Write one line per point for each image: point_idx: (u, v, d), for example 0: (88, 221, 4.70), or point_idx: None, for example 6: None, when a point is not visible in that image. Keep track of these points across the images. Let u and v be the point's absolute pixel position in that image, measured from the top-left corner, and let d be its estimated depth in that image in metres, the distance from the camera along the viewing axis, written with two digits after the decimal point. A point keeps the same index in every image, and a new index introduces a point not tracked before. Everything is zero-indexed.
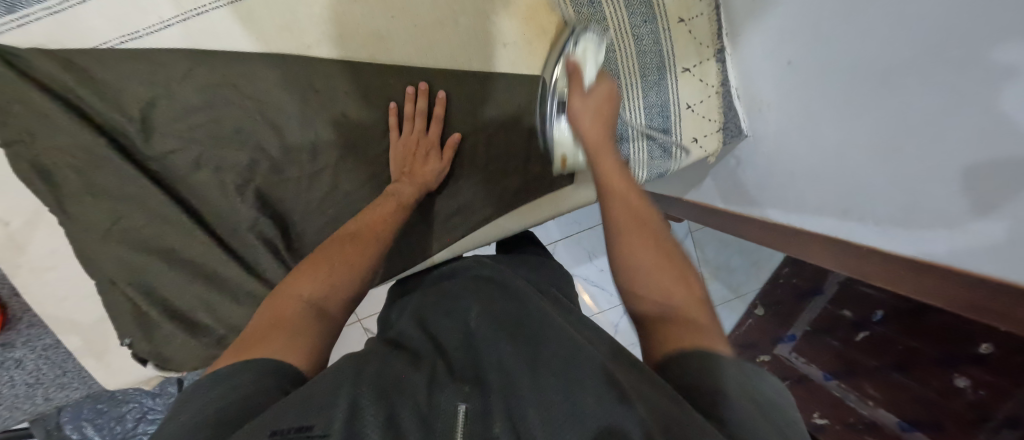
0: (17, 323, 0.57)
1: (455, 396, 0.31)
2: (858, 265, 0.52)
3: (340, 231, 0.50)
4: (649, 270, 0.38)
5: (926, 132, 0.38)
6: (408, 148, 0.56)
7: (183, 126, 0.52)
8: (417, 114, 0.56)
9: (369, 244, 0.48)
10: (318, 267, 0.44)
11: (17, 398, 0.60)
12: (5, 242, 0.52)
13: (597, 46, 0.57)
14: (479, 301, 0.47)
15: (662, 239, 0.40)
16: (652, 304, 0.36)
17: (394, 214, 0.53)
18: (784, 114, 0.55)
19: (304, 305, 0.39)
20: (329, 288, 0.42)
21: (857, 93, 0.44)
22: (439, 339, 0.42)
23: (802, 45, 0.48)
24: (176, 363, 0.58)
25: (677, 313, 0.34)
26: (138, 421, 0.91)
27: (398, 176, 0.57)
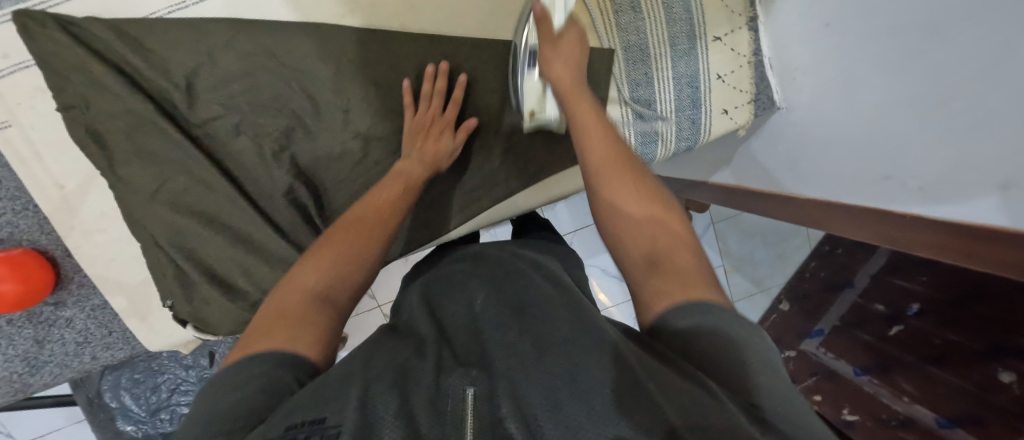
0: (70, 283, 0.60)
1: (463, 381, 0.31)
2: (899, 234, 0.49)
3: (344, 218, 0.47)
4: (640, 221, 0.39)
5: (972, 85, 0.36)
6: (421, 126, 0.55)
7: (224, 93, 0.54)
8: (435, 94, 0.56)
9: (378, 228, 0.45)
10: (323, 253, 0.41)
11: (66, 356, 0.62)
12: (60, 203, 0.56)
13: (564, 3, 0.55)
14: (487, 290, 0.46)
15: (644, 184, 0.41)
16: (640, 250, 0.37)
17: (402, 196, 0.50)
18: (819, 79, 0.54)
19: (314, 298, 0.36)
20: (335, 276, 0.39)
21: (897, 45, 0.43)
22: (448, 325, 0.42)
23: (842, 4, 0.47)
24: (213, 326, 0.61)
25: (668, 255, 0.35)
26: (173, 392, 0.95)
27: (407, 152, 0.55)
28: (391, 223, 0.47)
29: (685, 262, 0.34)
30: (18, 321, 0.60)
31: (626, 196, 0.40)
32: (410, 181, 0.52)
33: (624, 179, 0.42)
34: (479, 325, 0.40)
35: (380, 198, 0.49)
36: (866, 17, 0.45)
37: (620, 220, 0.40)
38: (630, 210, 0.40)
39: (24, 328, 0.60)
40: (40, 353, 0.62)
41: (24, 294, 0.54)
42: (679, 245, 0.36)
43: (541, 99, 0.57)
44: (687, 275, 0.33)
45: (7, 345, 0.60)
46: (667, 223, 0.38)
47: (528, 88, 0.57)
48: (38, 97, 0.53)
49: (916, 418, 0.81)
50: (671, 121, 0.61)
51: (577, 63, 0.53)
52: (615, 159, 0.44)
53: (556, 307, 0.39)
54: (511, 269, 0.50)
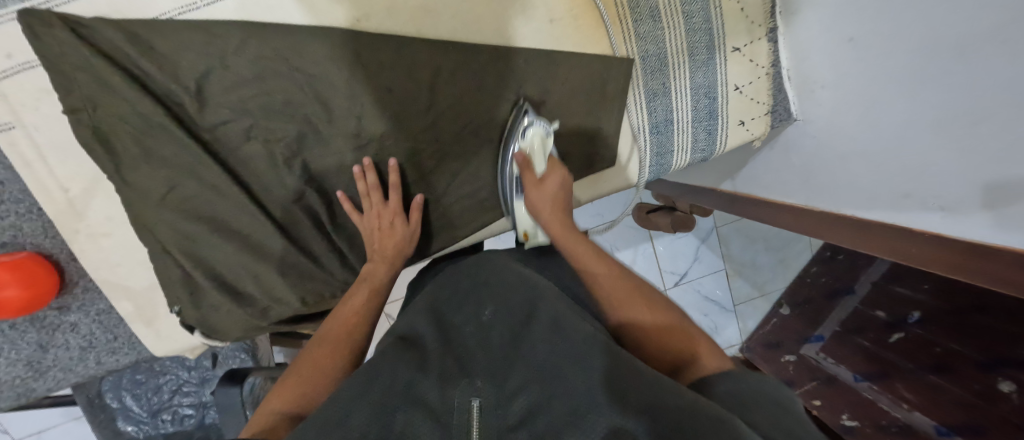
0: (74, 287, 0.59)
1: (469, 394, 0.33)
2: (910, 252, 0.50)
3: (318, 334, 0.51)
4: (652, 330, 0.42)
5: (993, 108, 0.37)
6: (373, 225, 0.58)
7: (235, 98, 0.53)
8: (372, 189, 0.57)
9: (346, 341, 0.49)
10: (295, 375, 0.44)
11: (71, 361, 0.61)
12: (65, 207, 0.54)
13: (546, 132, 0.57)
14: (492, 298, 0.46)
15: (648, 296, 0.46)
16: (664, 362, 0.39)
17: (368, 303, 0.54)
18: (841, 93, 0.53)
19: (281, 417, 0.39)
20: (306, 390, 0.42)
21: (917, 63, 0.43)
22: (453, 335, 0.42)
23: (865, 18, 0.47)
24: (222, 332, 0.60)
25: (692, 359, 0.38)
26: (174, 393, 0.94)
27: (371, 257, 0.58)
28: (360, 332, 0.50)
29: (710, 361, 0.38)
30: (21, 326, 0.59)
31: (633, 310, 0.44)
32: (376, 285, 0.55)
33: (624, 293, 0.46)
34: (489, 334, 0.41)
35: (349, 307, 0.53)
36: (888, 32, 0.45)
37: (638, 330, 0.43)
38: (643, 322, 0.43)
39: (27, 333, 0.59)
40: (44, 358, 0.61)
41: (28, 300, 0.54)
42: (697, 346, 0.40)
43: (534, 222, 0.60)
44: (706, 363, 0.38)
45: (10, 350, 0.59)
46: (680, 332, 0.42)
47: (519, 217, 0.60)
48: (43, 99, 0.51)
49: (915, 425, 0.81)
50: (687, 132, 0.61)
51: (562, 199, 0.57)
52: (618, 280, 0.48)
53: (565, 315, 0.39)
54: (514, 275, 0.50)
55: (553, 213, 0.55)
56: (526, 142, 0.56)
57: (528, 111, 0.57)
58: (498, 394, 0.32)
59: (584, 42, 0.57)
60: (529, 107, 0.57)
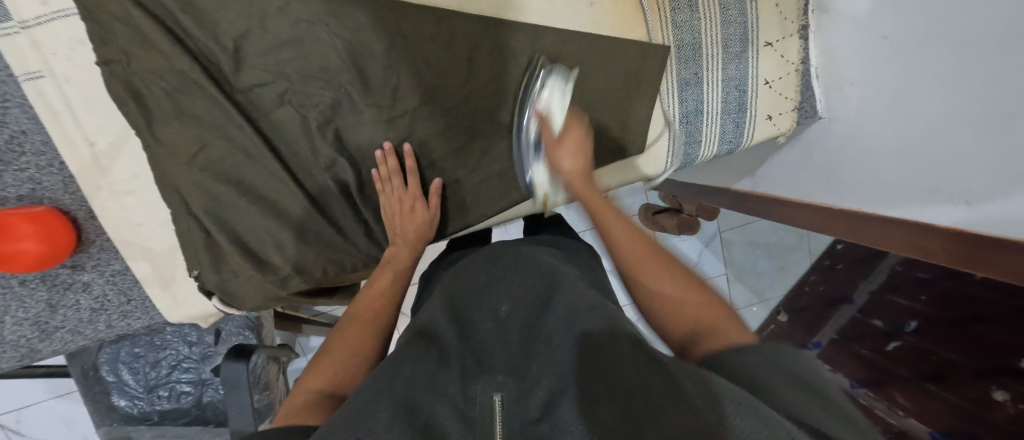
0: (90, 246, 0.58)
1: (490, 387, 0.31)
2: (926, 245, 0.51)
3: (346, 314, 0.50)
4: (675, 297, 0.39)
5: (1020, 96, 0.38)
6: (394, 208, 0.58)
7: (273, 61, 0.53)
8: (393, 173, 0.57)
9: (374, 324, 0.48)
10: (326, 355, 0.43)
11: (80, 323, 0.60)
12: (89, 162, 0.53)
13: (563, 91, 0.56)
14: (504, 294, 0.45)
15: (676, 272, 0.42)
16: (676, 321, 0.38)
17: (393, 283, 0.54)
18: (871, 91, 0.55)
19: (322, 394, 0.38)
20: (340, 372, 0.41)
21: (948, 54, 0.44)
22: (469, 327, 0.41)
23: (900, 12, 0.49)
24: (240, 300, 0.59)
25: (712, 331, 0.35)
26: (173, 369, 0.91)
27: (392, 241, 0.58)
28: (386, 316, 0.50)
29: (730, 334, 0.34)
30: (32, 283, 0.57)
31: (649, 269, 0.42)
32: (400, 268, 0.56)
33: (646, 255, 0.44)
34: (507, 332, 0.40)
35: (374, 290, 0.52)
36: (920, 25, 0.47)
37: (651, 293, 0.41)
38: (658, 278, 0.41)
39: (37, 291, 0.57)
40: (52, 318, 0.59)
41: (45, 254, 0.52)
42: (720, 320, 0.36)
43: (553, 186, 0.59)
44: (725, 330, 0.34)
45: (19, 308, 0.57)
46: (705, 304, 0.38)
47: (536, 183, 0.59)
48: (76, 49, 0.50)
49: (909, 431, 0.80)
50: (716, 122, 0.62)
51: (582, 155, 0.56)
52: (642, 250, 0.45)
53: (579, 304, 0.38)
54: (527, 270, 0.49)
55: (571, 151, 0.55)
56: (543, 99, 0.57)
57: (543, 72, 0.57)
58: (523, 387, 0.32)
59: (622, 28, 0.58)
60: (547, 74, 0.57)
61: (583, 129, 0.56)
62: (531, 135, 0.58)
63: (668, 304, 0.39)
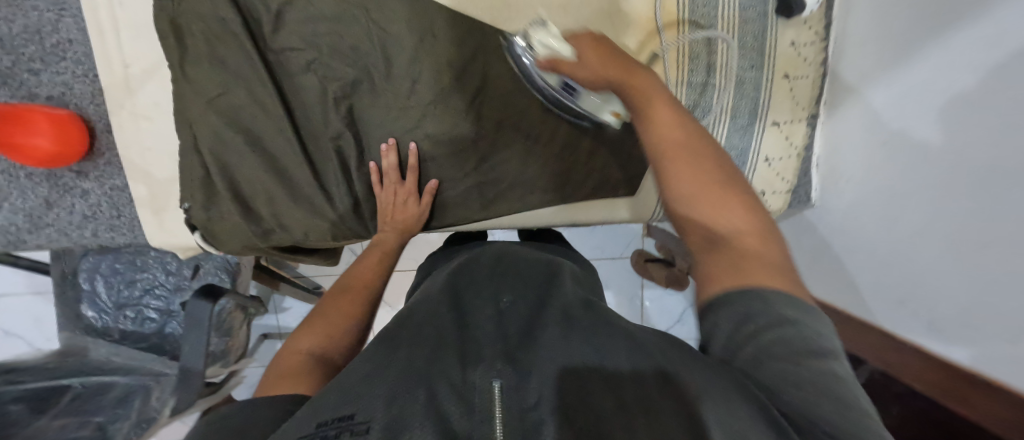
0: (98, 158, 0.61)
1: (489, 374, 0.31)
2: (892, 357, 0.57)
3: (334, 286, 0.54)
4: (705, 203, 0.36)
5: (998, 252, 0.40)
6: (388, 199, 0.61)
7: (309, 30, 0.56)
8: (391, 168, 0.60)
9: (363, 294, 0.53)
10: (315, 323, 0.47)
11: (70, 225, 0.62)
12: (120, 81, 0.57)
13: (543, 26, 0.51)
14: (504, 288, 0.46)
15: (722, 181, 0.37)
16: (700, 233, 0.36)
17: (380, 264, 0.58)
18: (860, 191, 0.56)
19: (314, 357, 0.42)
20: (327, 340, 0.45)
21: (935, 184, 0.46)
22: (470, 313, 0.41)
23: (899, 130, 0.50)
24: (221, 241, 0.61)
25: (734, 245, 0.33)
26: (145, 293, 0.93)
27: (382, 224, 0.62)
28: (375, 287, 0.55)
29: (754, 265, 0.31)
30: (35, 178, 0.60)
31: (685, 170, 0.37)
32: (386, 250, 0.60)
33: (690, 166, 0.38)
34: (505, 319, 0.40)
35: (362, 268, 0.57)
36: (916, 150, 0.48)
37: (682, 202, 0.37)
38: (688, 181, 0.37)
39: (38, 187, 0.61)
40: (46, 215, 0.62)
41: (54, 154, 0.55)
42: (746, 232, 0.34)
43: (604, 101, 0.55)
44: (752, 261, 0.32)
45: (19, 198, 0.61)
46: (738, 212, 0.35)
47: (587, 107, 0.56)
48: None
49: None
50: None
51: (607, 56, 0.47)
52: (676, 149, 0.39)
53: (574, 313, 0.39)
54: (532, 274, 0.50)
55: (592, 46, 0.47)
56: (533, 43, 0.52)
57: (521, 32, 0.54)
58: (518, 378, 0.30)
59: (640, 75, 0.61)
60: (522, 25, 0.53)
61: (596, 37, 0.48)
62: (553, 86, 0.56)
63: (697, 219, 0.36)
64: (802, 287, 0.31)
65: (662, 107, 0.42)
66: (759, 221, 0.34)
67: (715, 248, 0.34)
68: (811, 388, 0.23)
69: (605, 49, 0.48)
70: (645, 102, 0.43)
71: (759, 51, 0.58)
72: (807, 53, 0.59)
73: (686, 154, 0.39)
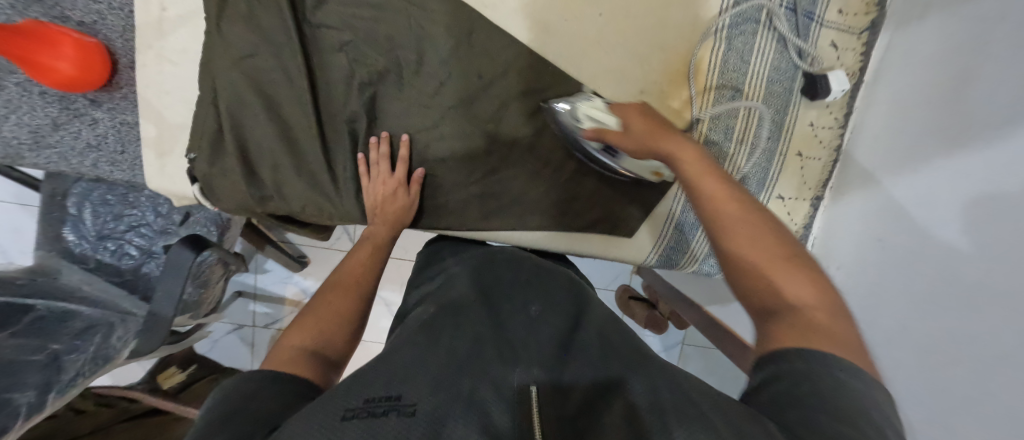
0: (115, 91, 0.61)
1: (524, 373, 0.34)
2: None
3: (325, 281, 0.55)
4: (771, 276, 0.37)
5: (977, 367, 0.40)
6: (377, 191, 0.60)
7: (350, 13, 0.57)
8: (382, 158, 0.60)
9: (353, 290, 0.54)
10: (305, 321, 0.48)
11: (72, 150, 0.62)
12: (154, 22, 0.57)
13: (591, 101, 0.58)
14: (535, 299, 0.50)
15: (787, 251, 0.39)
16: (767, 300, 0.37)
17: (372, 259, 0.59)
18: (849, 280, 0.57)
19: (306, 352, 0.43)
20: (317, 335, 0.46)
21: (927, 289, 0.46)
22: (505, 320, 0.45)
23: (903, 228, 0.50)
24: (218, 197, 0.61)
25: (804, 313, 0.34)
26: (130, 229, 0.93)
27: (371, 216, 0.62)
28: (368, 282, 0.56)
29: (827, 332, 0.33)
30: (49, 97, 0.60)
31: (742, 242, 0.40)
32: (379, 243, 0.60)
33: (749, 234, 0.40)
34: (536, 326, 0.44)
35: (354, 261, 0.58)
36: (914, 252, 0.48)
37: (749, 286, 0.38)
38: (754, 258, 0.39)
39: (50, 106, 0.61)
40: (51, 135, 0.62)
41: (75, 78, 0.56)
42: (814, 303, 0.35)
43: (649, 161, 0.58)
44: (821, 333, 0.33)
45: (28, 113, 0.61)
46: (804, 281, 0.36)
47: (632, 166, 0.59)
48: None
49: None
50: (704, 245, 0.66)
51: (658, 126, 0.52)
52: (737, 215, 0.41)
53: (611, 338, 0.42)
54: (560, 290, 0.53)
55: (643, 119, 0.53)
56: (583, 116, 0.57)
57: (561, 102, 0.59)
58: (552, 381, 0.34)
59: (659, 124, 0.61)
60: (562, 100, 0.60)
61: (644, 106, 0.54)
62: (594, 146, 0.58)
63: (765, 289, 0.37)
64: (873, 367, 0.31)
65: (708, 172, 0.46)
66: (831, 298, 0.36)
67: (790, 313, 0.35)
68: (835, 407, 0.26)
69: (652, 117, 0.53)
70: (702, 168, 0.46)
71: (778, 124, 0.59)
72: (824, 135, 0.60)
73: (748, 222, 0.41)
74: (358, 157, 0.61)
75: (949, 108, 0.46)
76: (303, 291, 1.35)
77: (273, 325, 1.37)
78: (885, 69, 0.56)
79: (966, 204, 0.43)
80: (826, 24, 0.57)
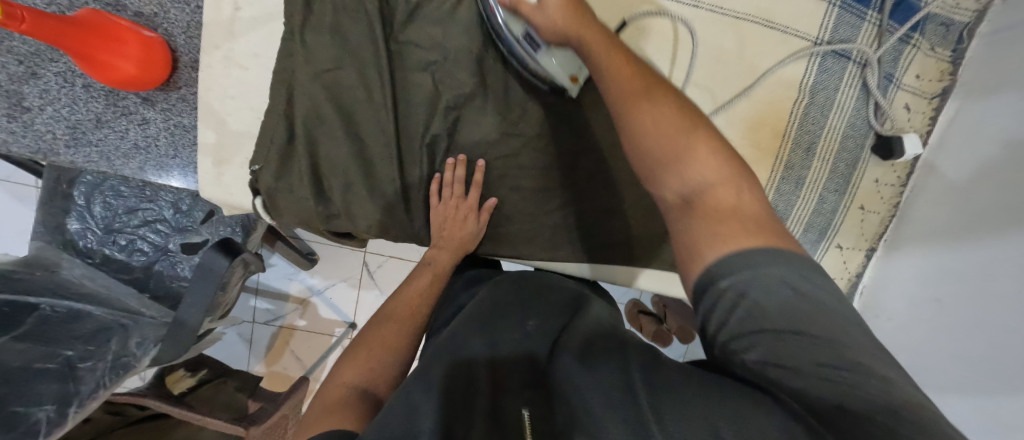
0: (172, 91, 0.56)
1: (520, 402, 0.34)
2: None
3: (381, 310, 0.54)
4: (690, 166, 0.35)
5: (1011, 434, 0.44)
6: (446, 213, 0.59)
7: (440, 31, 0.55)
8: (457, 181, 0.58)
9: (407, 323, 0.51)
10: (358, 354, 0.46)
11: (116, 150, 0.57)
12: (225, 22, 0.53)
13: None
14: (535, 311, 0.47)
15: (699, 129, 0.36)
16: (681, 188, 0.35)
17: (431, 287, 0.57)
18: (900, 331, 0.61)
19: (354, 391, 0.41)
20: (367, 373, 0.44)
21: (974, 354, 0.50)
22: (499, 338, 0.42)
23: (956, 292, 0.54)
24: (280, 213, 0.57)
25: (714, 194, 0.33)
26: (145, 224, 0.84)
27: (436, 242, 0.60)
28: (423, 313, 0.54)
29: (753, 233, 0.31)
30: (94, 91, 0.55)
31: (656, 135, 0.36)
32: (438, 271, 0.58)
33: (670, 118, 0.37)
34: (530, 341, 0.42)
35: (411, 289, 0.56)
36: (970, 315, 0.51)
37: (660, 178, 0.36)
38: (664, 147, 0.36)
39: (94, 101, 0.55)
40: (92, 132, 0.56)
41: (137, 77, 0.51)
42: (724, 182, 0.34)
43: (576, 61, 0.53)
44: (738, 220, 0.32)
45: (66, 107, 0.55)
46: (714, 161, 0.35)
47: (553, 67, 0.53)
48: None
49: None
50: None
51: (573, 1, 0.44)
52: (661, 103, 0.38)
53: (596, 343, 0.40)
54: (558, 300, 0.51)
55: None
56: None
57: None
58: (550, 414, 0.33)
59: None
60: None
61: None
62: (513, 32, 0.50)
63: (677, 177, 0.35)
64: (770, 235, 0.31)
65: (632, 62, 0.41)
66: (734, 171, 0.35)
67: (698, 198, 0.34)
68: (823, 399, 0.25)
69: None
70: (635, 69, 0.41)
71: (845, 178, 0.62)
72: (885, 192, 0.64)
73: (661, 103, 0.38)
74: (434, 176, 0.60)
75: (1009, 188, 0.49)
76: (309, 289, 1.16)
77: (274, 322, 1.17)
78: (952, 136, 0.59)
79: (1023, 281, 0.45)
80: (904, 87, 0.60)
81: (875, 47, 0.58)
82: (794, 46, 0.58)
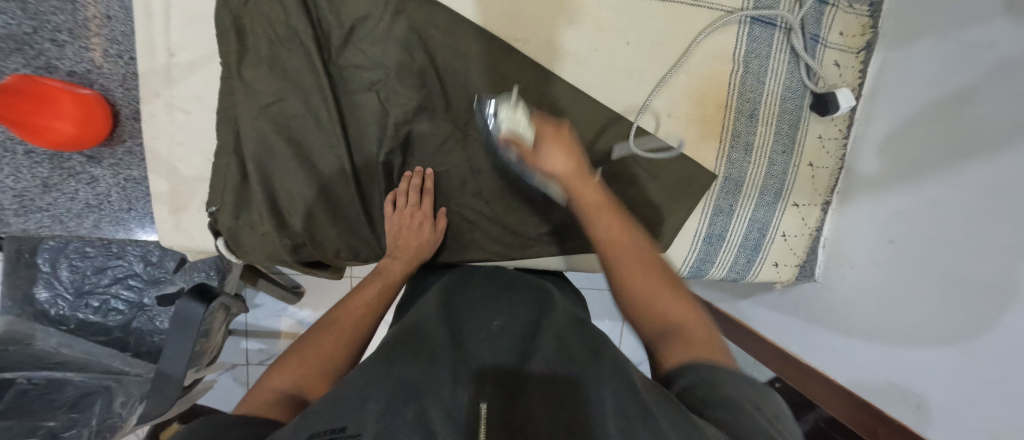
0: (117, 144, 0.55)
1: (478, 395, 0.34)
2: (822, 396, 0.72)
3: (325, 317, 0.51)
4: (657, 308, 0.43)
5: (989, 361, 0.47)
6: (400, 222, 0.58)
7: (378, 50, 0.56)
8: (410, 190, 0.59)
9: (350, 333, 0.49)
10: (295, 357, 0.44)
11: (68, 212, 0.56)
12: (160, 70, 0.53)
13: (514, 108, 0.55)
14: (500, 312, 0.47)
15: (669, 282, 0.45)
16: (654, 326, 0.42)
17: (377, 298, 0.54)
18: (862, 279, 0.63)
19: (282, 396, 0.39)
20: (300, 376, 0.41)
21: (937, 290, 0.53)
22: (465, 338, 0.42)
23: (912, 231, 0.56)
24: (244, 250, 0.57)
25: (684, 334, 0.40)
26: (116, 282, 0.82)
27: (392, 252, 0.59)
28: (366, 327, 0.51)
29: (710, 349, 0.38)
30: (37, 156, 0.55)
31: (642, 283, 0.45)
32: (388, 281, 0.56)
33: (638, 266, 0.46)
34: (498, 343, 0.41)
35: (359, 298, 0.53)
36: (930, 250, 0.54)
37: (640, 310, 0.44)
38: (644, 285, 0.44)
39: (38, 167, 0.55)
40: (39, 198, 0.56)
41: (73, 137, 0.50)
42: (690, 324, 0.41)
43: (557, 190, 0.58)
44: (700, 343, 0.39)
45: (10, 177, 0.55)
46: (683, 308, 0.43)
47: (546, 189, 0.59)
48: None
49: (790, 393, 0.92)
50: (733, 252, 0.67)
51: (567, 148, 0.53)
52: (633, 255, 0.46)
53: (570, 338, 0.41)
54: (529, 295, 0.52)
55: (555, 147, 0.53)
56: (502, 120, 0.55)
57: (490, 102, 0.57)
58: (503, 403, 0.34)
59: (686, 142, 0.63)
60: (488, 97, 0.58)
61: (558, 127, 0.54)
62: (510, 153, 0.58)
63: (648, 316, 0.43)
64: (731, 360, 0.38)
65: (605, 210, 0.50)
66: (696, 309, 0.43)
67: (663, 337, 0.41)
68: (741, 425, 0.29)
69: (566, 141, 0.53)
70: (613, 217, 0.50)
71: (789, 138, 0.64)
72: (830, 146, 0.67)
73: (636, 261, 0.46)
74: (389, 190, 0.60)
75: (947, 124, 0.52)
76: (299, 323, 1.15)
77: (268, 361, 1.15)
78: (882, 86, 0.62)
79: (974, 214, 0.48)
80: (831, 46, 0.63)
81: (795, 11, 0.60)
82: (721, 20, 0.60)
